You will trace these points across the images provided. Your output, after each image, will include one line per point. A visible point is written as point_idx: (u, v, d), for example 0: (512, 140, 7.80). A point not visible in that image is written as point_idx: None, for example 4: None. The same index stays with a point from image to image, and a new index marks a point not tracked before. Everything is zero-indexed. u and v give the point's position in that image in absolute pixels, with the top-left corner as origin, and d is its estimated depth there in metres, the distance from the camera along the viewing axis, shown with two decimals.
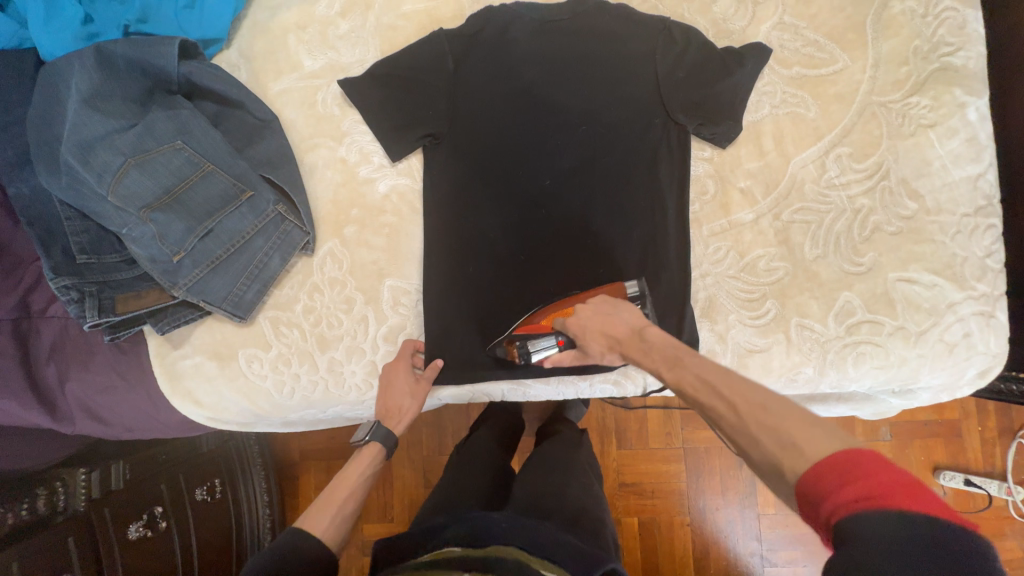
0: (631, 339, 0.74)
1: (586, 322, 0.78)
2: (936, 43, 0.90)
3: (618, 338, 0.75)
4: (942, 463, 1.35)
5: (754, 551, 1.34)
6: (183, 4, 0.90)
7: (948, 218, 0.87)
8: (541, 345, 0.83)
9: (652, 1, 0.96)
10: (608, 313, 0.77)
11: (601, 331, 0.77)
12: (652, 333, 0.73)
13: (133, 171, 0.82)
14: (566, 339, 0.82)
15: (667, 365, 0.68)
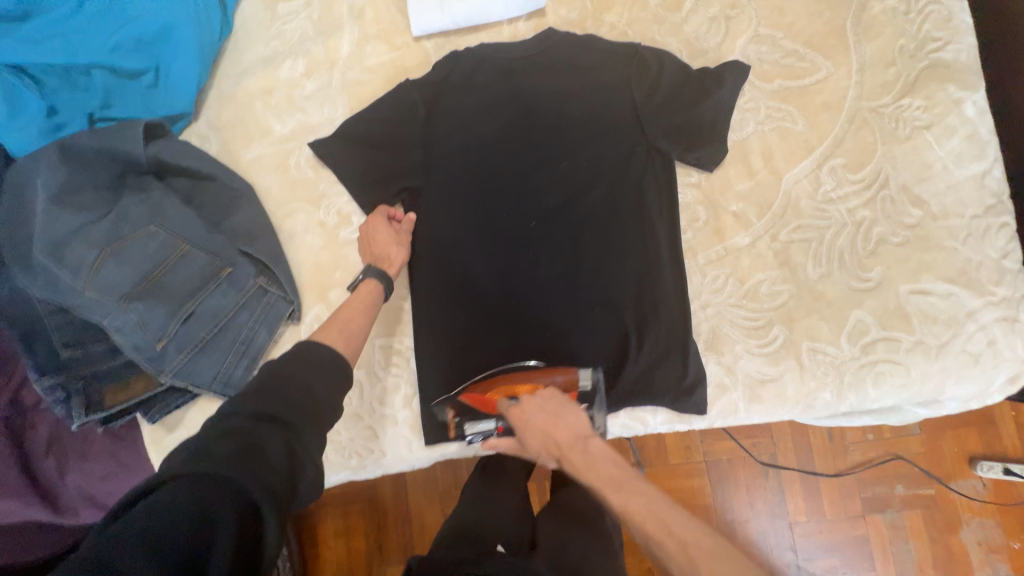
0: (573, 454, 0.71)
1: (526, 418, 0.76)
2: (922, 39, 0.86)
3: (558, 448, 0.73)
4: (976, 453, 1.27)
5: (791, 561, 1.27)
6: (146, 84, 0.89)
7: (957, 221, 0.83)
8: (484, 423, 0.83)
9: (621, 27, 0.93)
10: (554, 420, 0.74)
11: (536, 434, 0.75)
12: (593, 448, 0.71)
13: (109, 261, 0.79)
14: (505, 425, 0.83)
15: (612, 487, 0.67)
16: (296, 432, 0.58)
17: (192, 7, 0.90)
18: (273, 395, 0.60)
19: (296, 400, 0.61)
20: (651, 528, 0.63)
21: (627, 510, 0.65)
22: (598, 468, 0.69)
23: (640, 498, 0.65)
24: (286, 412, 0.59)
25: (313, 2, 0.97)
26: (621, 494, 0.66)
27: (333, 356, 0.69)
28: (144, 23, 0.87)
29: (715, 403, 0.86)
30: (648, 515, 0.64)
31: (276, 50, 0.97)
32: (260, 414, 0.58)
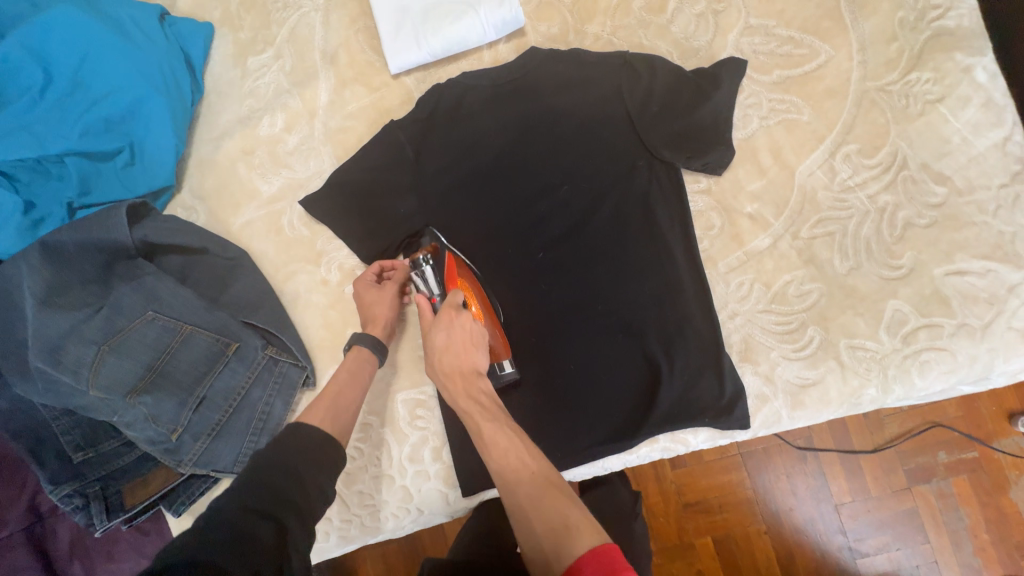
0: (463, 379, 0.72)
1: (456, 322, 0.73)
2: (922, 9, 0.82)
3: (459, 370, 0.72)
4: (1016, 409, 1.22)
5: (842, 544, 1.23)
6: (122, 164, 0.85)
7: (984, 193, 0.79)
8: (434, 279, 0.80)
9: (605, 37, 0.89)
10: (472, 348, 0.73)
11: (443, 349, 0.73)
12: (480, 385, 0.72)
13: (109, 357, 0.76)
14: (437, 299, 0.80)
15: (484, 415, 0.69)
16: (285, 508, 0.57)
17: (160, 77, 0.87)
18: (253, 475, 0.59)
19: (279, 471, 0.60)
20: (505, 461, 0.65)
21: (492, 443, 0.66)
22: (480, 398, 0.70)
23: (507, 429, 0.67)
24: (267, 485, 0.58)
25: (284, 53, 0.93)
26: (493, 424, 0.68)
27: (326, 438, 0.67)
28: (113, 101, 0.84)
29: (756, 414, 0.83)
30: (511, 444, 0.66)
31: (251, 108, 0.93)
32: (241, 491, 0.57)
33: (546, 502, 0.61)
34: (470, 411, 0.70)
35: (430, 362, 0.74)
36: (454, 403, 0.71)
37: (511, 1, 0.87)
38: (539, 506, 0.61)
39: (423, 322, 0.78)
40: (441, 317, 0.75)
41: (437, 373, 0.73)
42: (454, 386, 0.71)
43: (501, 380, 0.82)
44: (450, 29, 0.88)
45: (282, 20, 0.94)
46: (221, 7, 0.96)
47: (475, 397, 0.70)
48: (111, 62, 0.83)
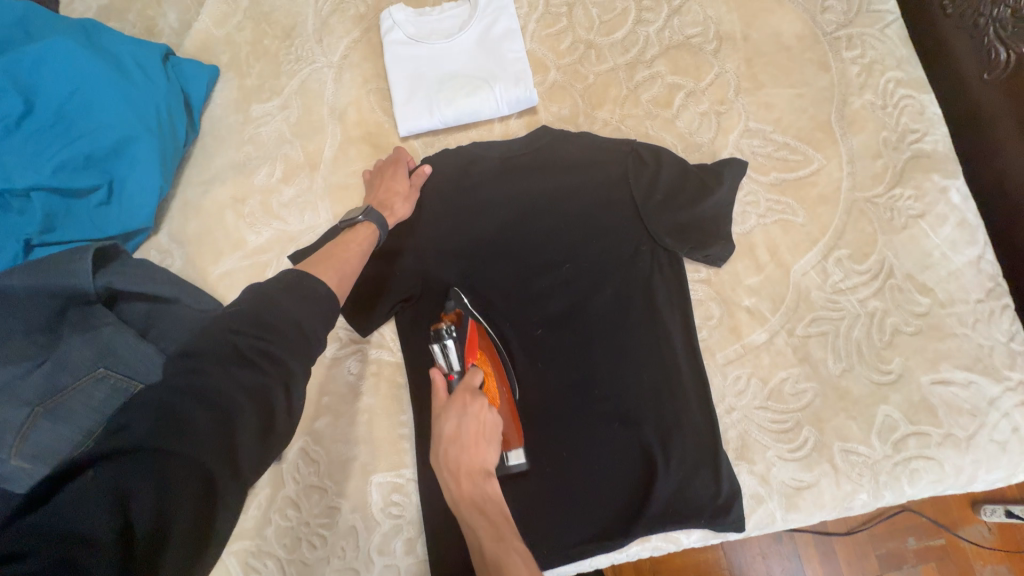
0: (466, 485, 0.66)
1: (469, 411, 0.67)
2: (901, 132, 0.89)
3: (463, 472, 0.66)
4: (980, 496, 1.09)
5: None
6: (96, 202, 0.79)
7: (963, 306, 0.83)
8: (456, 355, 0.71)
9: (614, 123, 0.92)
10: (483, 446, 0.67)
11: (449, 442, 0.67)
12: (488, 491, 0.66)
13: (43, 420, 0.64)
14: (455, 375, 0.71)
15: (490, 539, 0.62)
16: (266, 338, 0.55)
17: (155, 117, 0.83)
18: (194, 429, 0.49)
19: (223, 431, 0.50)
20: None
21: (493, 564, 0.60)
22: (484, 510, 0.64)
23: (512, 552, 0.61)
24: (203, 451, 0.48)
25: (292, 104, 0.92)
26: (496, 545, 0.62)
27: (331, 296, 0.62)
28: (97, 137, 0.79)
29: (751, 515, 0.79)
30: (515, 571, 0.59)
31: (249, 155, 0.90)
32: (178, 451, 0.48)
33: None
34: (472, 522, 0.63)
35: (435, 458, 0.68)
36: (458, 508, 0.65)
37: (526, 82, 0.89)
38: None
39: (437, 402, 0.72)
40: (453, 403, 0.68)
41: (443, 472, 0.67)
42: (459, 490, 0.65)
43: (508, 470, 0.77)
44: (464, 100, 0.89)
45: (293, 73, 0.93)
46: (231, 52, 0.95)
47: (481, 509, 0.64)
48: (104, 99, 0.80)
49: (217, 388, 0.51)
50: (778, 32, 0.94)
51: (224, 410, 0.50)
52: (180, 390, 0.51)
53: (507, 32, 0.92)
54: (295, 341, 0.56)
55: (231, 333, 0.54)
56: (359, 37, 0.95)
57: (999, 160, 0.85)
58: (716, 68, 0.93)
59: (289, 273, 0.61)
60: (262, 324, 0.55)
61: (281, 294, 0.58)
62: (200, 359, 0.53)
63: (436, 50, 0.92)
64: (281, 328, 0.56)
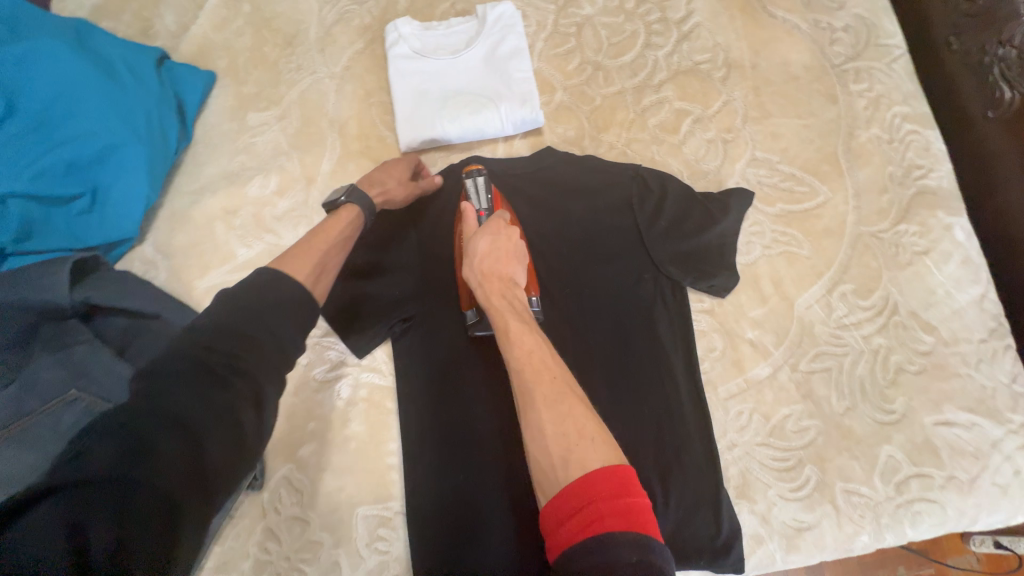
0: (498, 284, 0.65)
1: (502, 233, 0.68)
2: (907, 167, 0.89)
3: (495, 275, 0.66)
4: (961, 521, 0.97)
5: None
6: (77, 210, 0.76)
7: (966, 346, 0.82)
8: (486, 191, 0.73)
9: (620, 147, 0.91)
10: (514, 258, 0.68)
11: (485, 254, 0.67)
12: (516, 293, 0.65)
13: (8, 446, 0.63)
14: (488, 212, 0.73)
15: (517, 318, 0.62)
16: (235, 350, 0.50)
17: (144, 125, 0.81)
18: (159, 454, 0.44)
19: (192, 456, 0.45)
20: (527, 360, 0.58)
21: (518, 344, 0.59)
22: (513, 301, 0.64)
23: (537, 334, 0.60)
24: (170, 477, 0.44)
25: (290, 114, 0.89)
26: (521, 326, 0.61)
27: (300, 296, 0.56)
28: (85, 142, 0.76)
29: (750, 556, 0.77)
30: (537, 350, 0.59)
31: (242, 165, 0.87)
32: (142, 481, 0.43)
33: (565, 404, 0.55)
34: (500, 307, 0.63)
35: (467, 263, 0.67)
36: (485, 302, 0.64)
37: (532, 103, 0.88)
38: (552, 402, 0.55)
39: (465, 231, 0.72)
40: (488, 224, 0.69)
41: (472, 272, 0.67)
42: (490, 286, 0.65)
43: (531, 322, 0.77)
44: (468, 118, 0.87)
45: (292, 82, 0.91)
46: (228, 58, 0.93)
47: (509, 299, 0.64)
48: (93, 104, 0.78)
49: (183, 412, 0.47)
50: (787, 61, 0.94)
51: (192, 436, 0.46)
52: (145, 411, 0.46)
53: (514, 50, 0.90)
54: (262, 363, 0.51)
55: (199, 351, 0.49)
56: (362, 48, 0.92)
57: (1004, 197, 0.83)
58: (724, 95, 0.92)
59: (258, 275, 0.56)
60: (231, 338, 0.51)
61: (250, 301, 0.53)
62: (165, 379, 0.48)
63: (441, 65, 0.90)
64: (252, 343, 0.51)
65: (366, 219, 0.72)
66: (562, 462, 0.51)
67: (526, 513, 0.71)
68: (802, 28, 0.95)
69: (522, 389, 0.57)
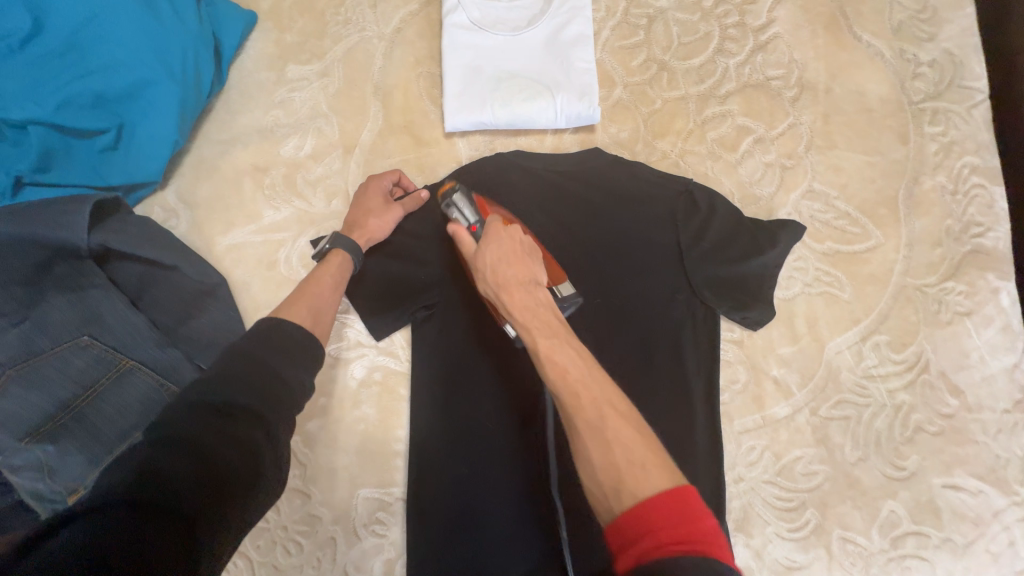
0: (516, 292, 0.61)
1: (502, 237, 0.64)
2: (966, 222, 0.85)
3: (511, 283, 0.62)
4: None
5: None
6: (100, 146, 0.73)
7: (988, 414, 0.81)
8: (470, 204, 0.69)
9: (672, 157, 0.86)
10: (524, 258, 0.64)
11: (494, 265, 0.63)
12: (540, 297, 0.61)
13: (14, 384, 0.61)
14: (480, 223, 0.68)
15: (542, 332, 0.58)
16: (251, 393, 0.50)
17: (179, 63, 0.76)
18: (177, 488, 0.43)
19: (210, 485, 0.44)
20: (563, 379, 0.54)
21: (549, 359, 0.56)
22: (537, 311, 0.60)
23: (567, 345, 0.57)
24: (190, 506, 0.43)
25: (333, 73, 0.85)
26: (547, 341, 0.57)
27: (304, 336, 0.58)
28: (113, 75, 0.72)
29: None
30: (572, 363, 0.55)
31: (277, 120, 0.84)
32: (160, 509, 0.41)
33: (608, 426, 0.52)
34: (528, 322, 0.59)
35: (480, 280, 0.64)
36: (511, 319, 0.61)
37: (590, 98, 0.82)
38: (594, 430, 0.52)
39: (464, 251, 0.66)
40: (487, 234, 0.65)
41: (488, 286, 0.63)
42: (509, 297, 0.61)
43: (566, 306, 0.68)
44: (520, 105, 0.82)
45: (338, 37, 0.86)
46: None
47: (532, 308, 0.60)
48: (127, 33, 0.73)
49: (204, 448, 0.46)
50: (863, 91, 0.88)
51: (210, 463, 0.45)
52: (159, 443, 0.45)
53: (578, 37, 0.84)
54: (282, 398, 0.52)
55: (206, 395, 0.49)
56: (416, 10, 0.87)
57: None
58: (791, 118, 0.87)
59: (262, 323, 0.57)
60: (245, 381, 0.51)
61: (260, 343, 0.54)
62: (175, 419, 0.48)
63: (499, 42, 0.84)
64: (264, 379, 0.52)
65: (354, 262, 0.71)
66: (616, 496, 0.49)
67: (524, 517, 0.71)
68: (885, 56, 0.89)
69: (563, 417, 0.54)
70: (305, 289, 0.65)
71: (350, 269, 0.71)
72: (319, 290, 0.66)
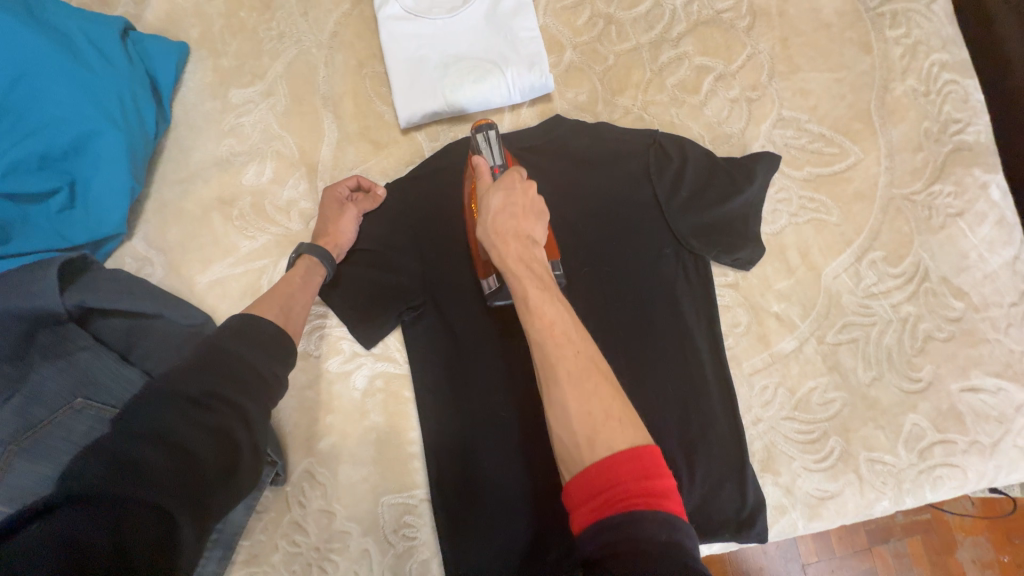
0: (516, 246, 0.59)
1: (519, 185, 0.62)
2: (944, 122, 0.83)
3: (514, 236, 0.60)
4: None
5: None
6: (57, 207, 0.71)
7: (996, 311, 0.79)
8: (500, 147, 0.67)
9: (636, 111, 0.84)
10: (531, 215, 0.62)
11: (500, 211, 0.61)
12: (536, 254, 0.60)
13: (18, 459, 0.60)
14: (503, 169, 0.67)
15: (539, 287, 0.57)
16: (221, 380, 0.52)
17: (118, 109, 0.74)
18: (151, 470, 0.45)
19: (186, 471, 0.46)
20: (549, 330, 0.54)
21: (538, 312, 0.55)
22: (533, 267, 0.59)
23: (559, 305, 0.56)
24: (167, 491, 0.44)
25: (277, 90, 0.83)
26: (541, 296, 0.56)
27: (279, 331, 0.59)
28: (54, 134, 0.70)
29: (774, 525, 0.77)
30: (559, 319, 0.55)
31: (231, 149, 0.82)
32: (136, 492, 0.43)
33: (591, 382, 0.52)
34: (520, 274, 0.58)
35: (481, 222, 0.62)
36: (506, 268, 0.59)
37: (541, 66, 0.80)
38: (576, 379, 0.52)
39: (478, 185, 0.65)
40: (504, 177, 0.63)
41: (486, 230, 0.61)
42: (505, 246, 0.59)
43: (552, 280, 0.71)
44: (472, 86, 0.80)
45: (276, 52, 0.84)
46: (202, 27, 0.85)
47: (528, 263, 0.59)
48: (58, 87, 0.71)
49: (177, 434, 0.47)
50: (817, 7, 0.85)
51: (183, 450, 0.47)
52: (129, 435, 0.46)
53: (518, 5, 0.82)
54: (253, 385, 0.53)
55: (176, 387, 0.50)
56: (349, 10, 0.84)
57: None
58: (749, 48, 0.85)
59: (233, 320, 0.58)
60: (214, 369, 0.52)
61: (227, 338, 0.55)
62: (144, 413, 0.48)
63: (438, 25, 0.81)
64: (233, 370, 0.53)
65: (325, 268, 0.71)
66: (587, 445, 0.49)
67: (552, 493, 0.70)
68: None
69: (543, 364, 0.53)
70: (273, 290, 0.66)
71: (321, 275, 0.71)
72: (286, 293, 0.67)
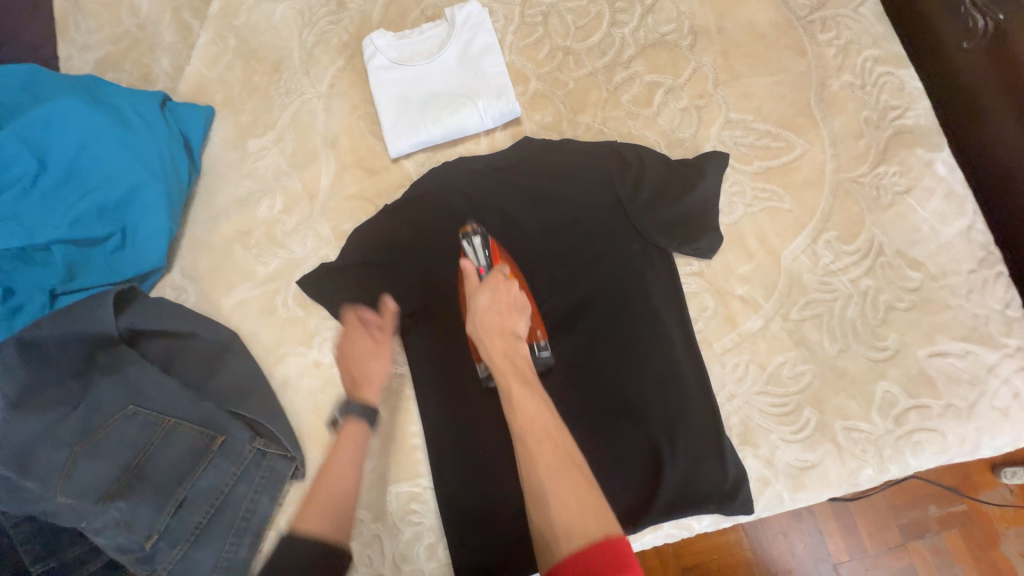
0: (500, 341, 0.71)
1: (501, 285, 0.74)
2: (883, 109, 0.90)
3: (497, 332, 0.72)
4: (999, 458, 0.99)
5: None
6: (112, 248, 0.86)
7: (955, 278, 0.84)
8: (484, 250, 0.78)
9: (596, 126, 0.94)
10: (512, 313, 0.74)
11: (486, 308, 0.73)
12: (517, 348, 0.72)
13: (83, 459, 0.71)
14: (487, 269, 0.77)
15: (520, 382, 0.67)
16: None
17: (159, 165, 0.90)
18: None
19: None
20: (531, 427, 0.64)
21: (522, 408, 0.65)
22: (516, 361, 0.70)
23: (539, 401, 0.66)
24: None
25: (286, 137, 0.97)
26: (523, 389, 0.67)
27: None
28: (108, 189, 0.86)
29: (759, 497, 0.81)
30: (540, 415, 0.65)
31: (249, 189, 0.96)
32: None
33: (567, 477, 0.60)
34: (506, 372, 0.68)
35: (470, 319, 0.73)
36: (493, 363, 0.70)
37: (507, 96, 0.92)
38: (556, 471, 0.60)
39: (467, 285, 0.77)
40: (489, 279, 0.75)
41: (477, 328, 0.72)
42: (493, 344, 0.71)
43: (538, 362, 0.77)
44: (449, 118, 0.92)
45: (284, 106, 0.99)
46: (224, 91, 1.01)
47: (512, 359, 0.70)
48: (110, 151, 0.87)
49: None
50: (752, 20, 0.95)
51: None
52: None
53: (485, 48, 0.95)
54: None
55: None
56: (344, 65, 0.99)
57: (986, 129, 0.84)
58: (693, 63, 0.95)
59: None
60: None
61: None
62: None
63: (418, 71, 0.95)
64: None
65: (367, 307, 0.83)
66: (564, 535, 0.57)
67: None
68: None
69: (526, 455, 0.62)
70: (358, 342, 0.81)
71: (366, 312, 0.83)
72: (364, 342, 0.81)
